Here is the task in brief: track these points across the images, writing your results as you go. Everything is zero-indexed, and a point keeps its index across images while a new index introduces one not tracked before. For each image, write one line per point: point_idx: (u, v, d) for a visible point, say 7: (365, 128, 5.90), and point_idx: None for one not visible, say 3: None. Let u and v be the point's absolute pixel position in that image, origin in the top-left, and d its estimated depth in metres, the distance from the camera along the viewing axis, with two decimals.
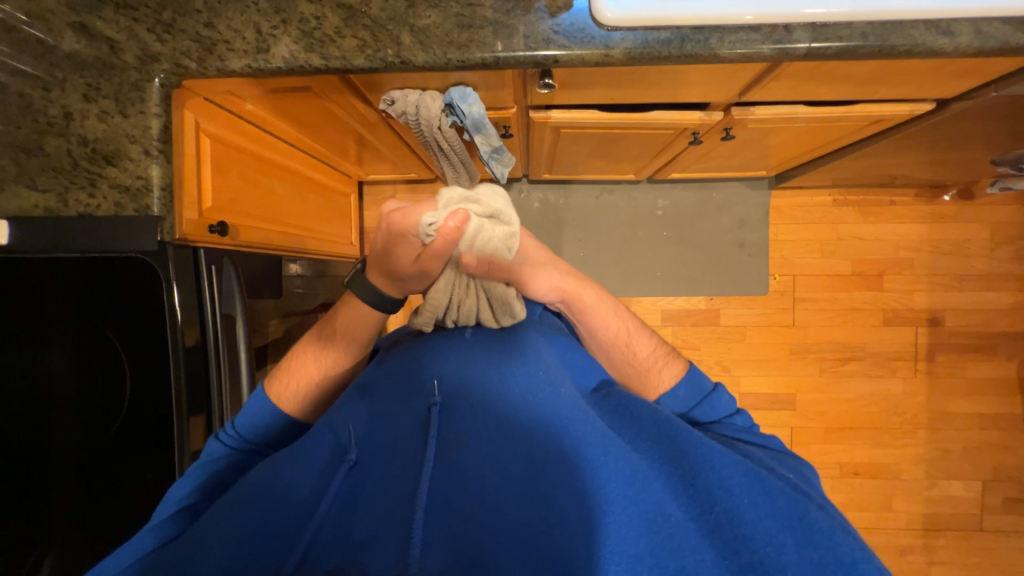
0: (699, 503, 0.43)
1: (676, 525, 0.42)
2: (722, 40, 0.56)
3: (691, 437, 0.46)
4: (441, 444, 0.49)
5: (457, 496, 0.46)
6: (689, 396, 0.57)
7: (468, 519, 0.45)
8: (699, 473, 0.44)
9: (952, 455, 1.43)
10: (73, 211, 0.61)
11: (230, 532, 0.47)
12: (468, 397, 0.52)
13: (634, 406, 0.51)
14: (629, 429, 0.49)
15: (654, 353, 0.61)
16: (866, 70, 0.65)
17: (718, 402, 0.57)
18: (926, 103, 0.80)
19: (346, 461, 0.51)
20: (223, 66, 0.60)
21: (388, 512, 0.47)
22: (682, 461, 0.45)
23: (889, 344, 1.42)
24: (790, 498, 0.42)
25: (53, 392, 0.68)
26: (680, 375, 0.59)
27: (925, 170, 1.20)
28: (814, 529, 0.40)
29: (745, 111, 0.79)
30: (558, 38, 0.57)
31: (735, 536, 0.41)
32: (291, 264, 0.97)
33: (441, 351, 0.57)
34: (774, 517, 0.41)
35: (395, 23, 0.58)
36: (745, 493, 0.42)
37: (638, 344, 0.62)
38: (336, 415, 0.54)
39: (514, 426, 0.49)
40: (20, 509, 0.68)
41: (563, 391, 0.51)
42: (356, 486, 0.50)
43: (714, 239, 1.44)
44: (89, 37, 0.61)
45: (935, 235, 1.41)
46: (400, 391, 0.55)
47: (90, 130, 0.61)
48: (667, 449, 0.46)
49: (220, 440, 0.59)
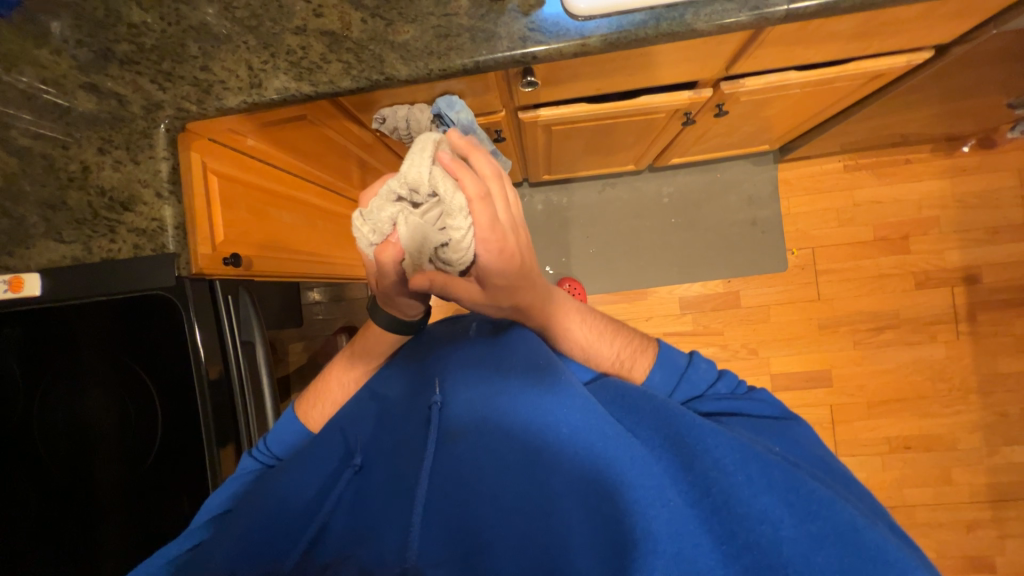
0: (697, 489, 0.40)
1: (673, 509, 0.40)
2: (697, 14, 0.56)
3: (685, 419, 0.43)
4: (440, 441, 0.51)
5: (456, 488, 0.48)
6: (666, 378, 0.54)
7: (467, 511, 0.47)
8: (694, 457, 0.41)
9: (1010, 419, 1.34)
10: (97, 257, 0.65)
11: (236, 547, 0.49)
12: (464, 398, 0.52)
13: (630, 391, 0.48)
14: (627, 416, 0.46)
15: (620, 354, 0.56)
16: (853, 25, 0.64)
17: (697, 375, 0.55)
18: (925, 51, 0.77)
19: (352, 467, 0.52)
20: (221, 105, 0.63)
21: (391, 507, 0.50)
22: (679, 445, 0.42)
23: (925, 308, 1.35)
24: (786, 471, 0.39)
25: (93, 430, 0.70)
26: (653, 362, 0.56)
27: (939, 123, 1.16)
28: (811, 502, 0.38)
29: (735, 85, 0.79)
30: (534, 35, 0.58)
31: (733, 518, 0.39)
32: (310, 292, 1.03)
33: (446, 353, 0.58)
34: (770, 493, 0.39)
35: (377, 43, 0.61)
36: (740, 470, 0.40)
37: (601, 349, 0.56)
38: (346, 418, 0.56)
39: (511, 420, 0.48)
40: (75, 551, 0.70)
41: (567, 380, 0.47)
42: (364, 489, 0.52)
43: (725, 220, 1.41)
44: (100, 95, 0.65)
45: (958, 190, 1.35)
46: (407, 394, 0.57)
47: (107, 181, 0.65)
48: (666, 435, 0.43)
49: (254, 456, 0.60)
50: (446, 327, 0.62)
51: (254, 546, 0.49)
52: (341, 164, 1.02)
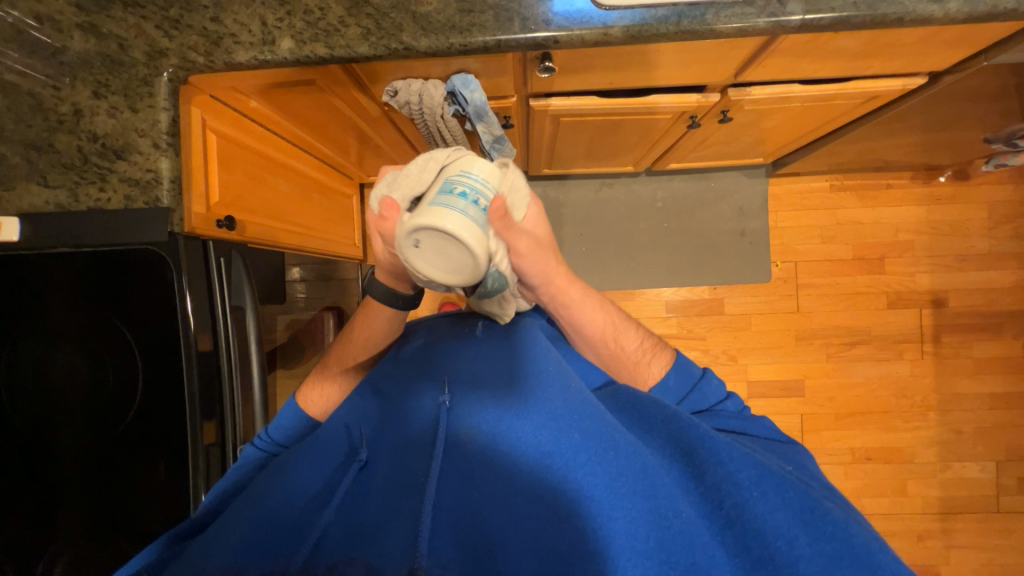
0: (711, 500, 0.43)
1: (687, 520, 0.42)
2: (718, 15, 0.57)
3: (700, 432, 0.45)
4: (450, 441, 0.51)
5: (468, 486, 0.49)
6: (679, 385, 0.60)
7: (476, 513, 0.47)
8: (707, 469, 0.44)
9: (964, 437, 1.42)
10: (84, 206, 0.62)
11: (236, 536, 0.47)
12: (477, 398, 0.53)
13: (641, 400, 0.51)
14: (638, 427, 0.50)
15: (641, 347, 0.62)
16: (859, 43, 0.67)
17: (709, 387, 0.60)
18: (919, 76, 0.81)
19: (358, 461, 0.53)
20: (230, 59, 0.61)
21: (398, 504, 0.49)
22: (692, 457, 0.46)
23: (895, 326, 1.42)
24: (799, 489, 0.42)
25: (59, 390, 0.66)
26: (666, 367, 0.62)
27: (920, 152, 1.22)
28: (826, 521, 0.40)
29: (742, 92, 0.81)
30: (557, 19, 0.58)
31: (748, 531, 0.41)
32: (293, 268, 0.96)
33: (455, 349, 0.61)
34: (785, 510, 0.41)
35: (398, 11, 0.60)
36: (755, 486, 0.42)
37: (626, 339, 0.62)
38: (347, 416, 0.60)
39: (523, 425, 0.49)
40: (33, 516, 0.66)
41: (573, 386, 0.52)
42: (368, 484, 0.52)
43: (715, 228, 1.45)
44: (99, 36, 0.62)
45: (933, 217, 1.42)
46: (414, 390, 0.58)
47: (100, 127, 0.62)
48: (677, 446, 0.47)
49: (254, 445, 0.62)
50: (455, 329, 0.65)
51: (260, 541, 0.47)
52: (342, 136, 1.00)
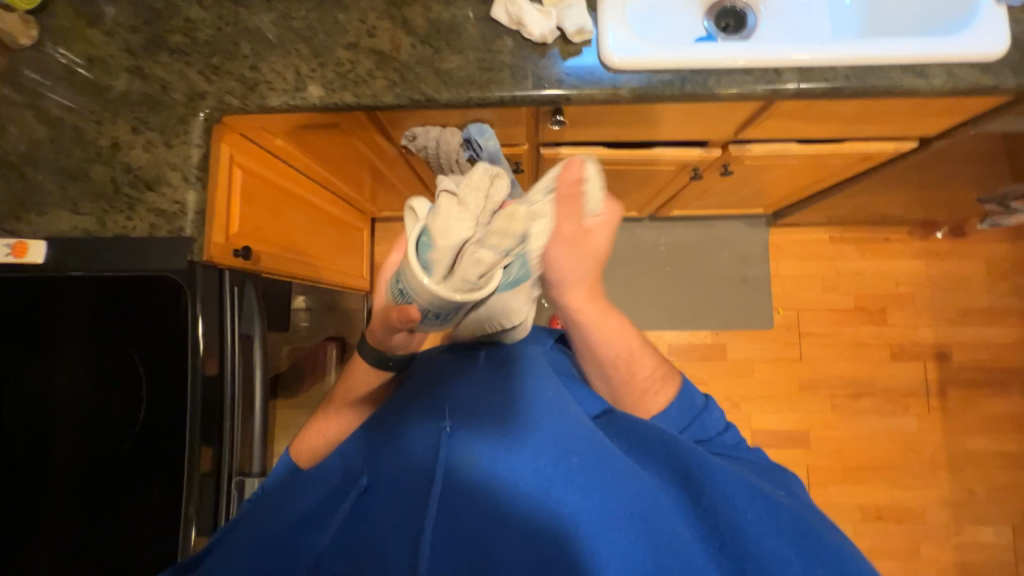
0: (707, 524, 0.43)
1: (684, 546, 0.42)
2: (718, 81, 0.61)
3: (695, 456, 0.45)
4: (446, 463, 0.51)
5: (463, 511, 0.48)
6: (681, 416, 0.58)
7: (471, 539, 0.47)
8: (704, 491, 0.44)
9: (976, 498, 1.37)
10: (110, 232, 0.65)
11: (244, 559, 0.50)
12: (475, 418, 0.53)
13: (639, 429, 0.50)
14: (635, 448, 0.49)
15: (653, 374, 0.59)
16: (851, 110, 0.71)
17: (710, 418, 0.59)
18: (910, 140, 0.85)
19: (356, 488, 0.54)
20: (263, 103, 0.65)
21: (393, 531, 0.49)
22: (689, 481, 0.45)
23: (900, 379, 1.41)
24: (795, 515, 0.41)
25: (62, 411, 0.66)
26: (672, 395, 0.59)
27: (916, 208, 1.26)
28: (821, 547, 0.40)
29: (742, 148, 0.86)
30: (569, 79, 0.63)
31: (746, 555, 0.40)
32: (298, 296, 0.96)
33: (452, 372, 0.61)
34: (780, 536, 0.40)
35: (422, 67, 0.65)
36: (750, 510, 0.42)
37: (639, 362, 0.59)
38: (344, 444, 0.59)
39: (518, 448, 0.49)
40: (14, 544, 0.64)
41: (570, 410, 0.52)
42: (367, 510, 0.53)
43: (717, 273, 1.47)
44: (144, 78, 0.67)
45: (932, 271, 1.44)
46: (411, 411, 0.57)
47: (135, 160, 0.66)
48: (673, 468, 0.46)
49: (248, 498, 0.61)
50: (456, 353, 0.64)
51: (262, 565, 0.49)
52: (359, 173, 1.04)
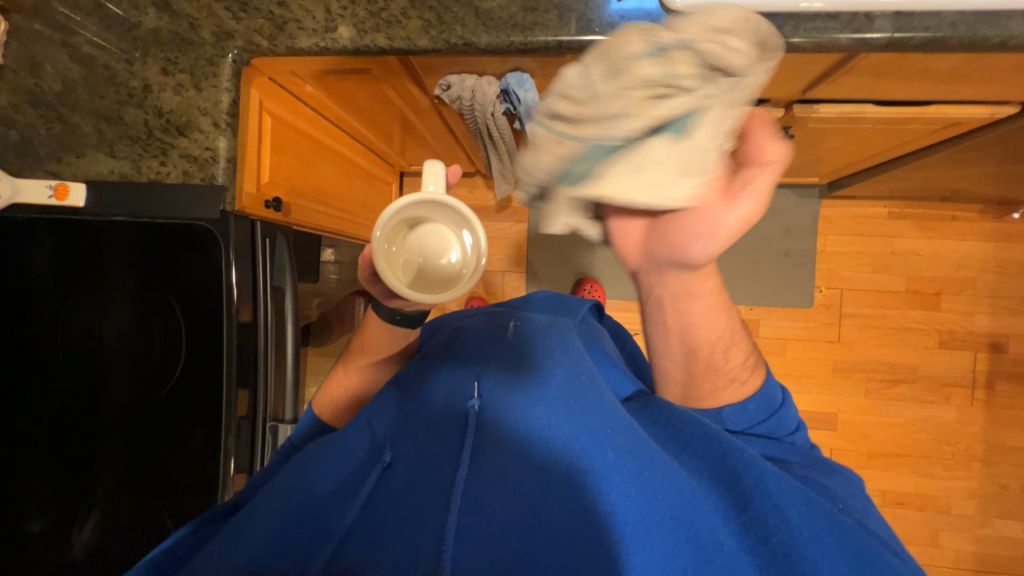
0: (755, 535, 0.41)
1: (729, 555, 0.41)
2: (796, 28, 0.53)
3: (745, 458, 0.44)
4: (477, 444, 0.51)
5: (492, 495, 0.47)
6: (758, 411, 0.56)
7: (500, 526, 0.45)
8: (753, 499, 0.42)
9: (1009, 493, 1.32)
10: (145, 177, 0.65)
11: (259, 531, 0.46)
12: (506, 403, 0.52)
13: (679, 418, 0.50)
14: (675, 443, 0.49)
15: (742, 366, 0.56)
16: (947, 67, 0.62)
17: (786, 417, 0.57)
18: (1010, 105, 0.74)
19: (381, 462, 0.53)
20: (292, 44, 0.61)
21: (418, 508, 0.47)
22: (736, 486, 0.44)
23: (945, 368, 1.33)
24: (852, 534, 0.40)
25: (111, 349, 0.69)
26: (755, 389, 0.57)
27: (995, 185, 1.13)
28: (881, 571, 0.38)
29: (808, 109, 0.77)
30: (623, 23, 0.56)
31: (797, 573, 0.39)
32: (325, 250, 0.96)
33: (481, 350, 0.60)
34: (838, 556, 0.39)
35: (460, 5, 0.59)
36: (804, 523, 0.41)
37: (729, 354, 0.56)
38: (371, 411, 0.58)
39: (552, 437, 0.48)
40: (76, 467, 0.69)
41: (606, 399, 0.51)
42: (390, 485, 0.51)
43: (758, 246, 1.39)
44: (171, 14, 0.64)
45: (1001, 255, 1.32)
46: (442, 388, 0.57)
47: (165, 103, 0.64)
48: (719, 470, 0.45)
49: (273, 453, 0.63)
50: (486, 328, 0.64)
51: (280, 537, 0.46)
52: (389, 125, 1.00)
